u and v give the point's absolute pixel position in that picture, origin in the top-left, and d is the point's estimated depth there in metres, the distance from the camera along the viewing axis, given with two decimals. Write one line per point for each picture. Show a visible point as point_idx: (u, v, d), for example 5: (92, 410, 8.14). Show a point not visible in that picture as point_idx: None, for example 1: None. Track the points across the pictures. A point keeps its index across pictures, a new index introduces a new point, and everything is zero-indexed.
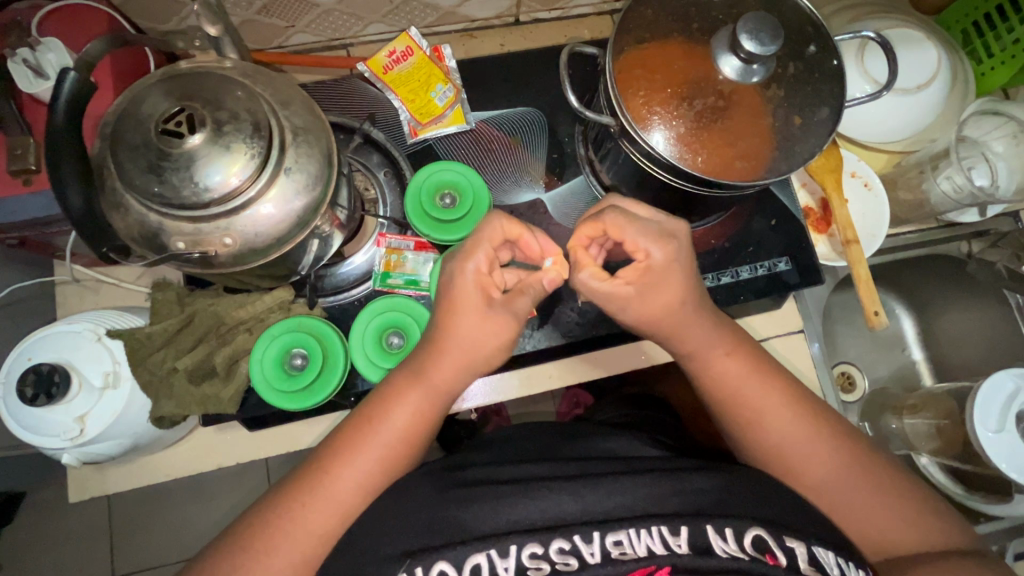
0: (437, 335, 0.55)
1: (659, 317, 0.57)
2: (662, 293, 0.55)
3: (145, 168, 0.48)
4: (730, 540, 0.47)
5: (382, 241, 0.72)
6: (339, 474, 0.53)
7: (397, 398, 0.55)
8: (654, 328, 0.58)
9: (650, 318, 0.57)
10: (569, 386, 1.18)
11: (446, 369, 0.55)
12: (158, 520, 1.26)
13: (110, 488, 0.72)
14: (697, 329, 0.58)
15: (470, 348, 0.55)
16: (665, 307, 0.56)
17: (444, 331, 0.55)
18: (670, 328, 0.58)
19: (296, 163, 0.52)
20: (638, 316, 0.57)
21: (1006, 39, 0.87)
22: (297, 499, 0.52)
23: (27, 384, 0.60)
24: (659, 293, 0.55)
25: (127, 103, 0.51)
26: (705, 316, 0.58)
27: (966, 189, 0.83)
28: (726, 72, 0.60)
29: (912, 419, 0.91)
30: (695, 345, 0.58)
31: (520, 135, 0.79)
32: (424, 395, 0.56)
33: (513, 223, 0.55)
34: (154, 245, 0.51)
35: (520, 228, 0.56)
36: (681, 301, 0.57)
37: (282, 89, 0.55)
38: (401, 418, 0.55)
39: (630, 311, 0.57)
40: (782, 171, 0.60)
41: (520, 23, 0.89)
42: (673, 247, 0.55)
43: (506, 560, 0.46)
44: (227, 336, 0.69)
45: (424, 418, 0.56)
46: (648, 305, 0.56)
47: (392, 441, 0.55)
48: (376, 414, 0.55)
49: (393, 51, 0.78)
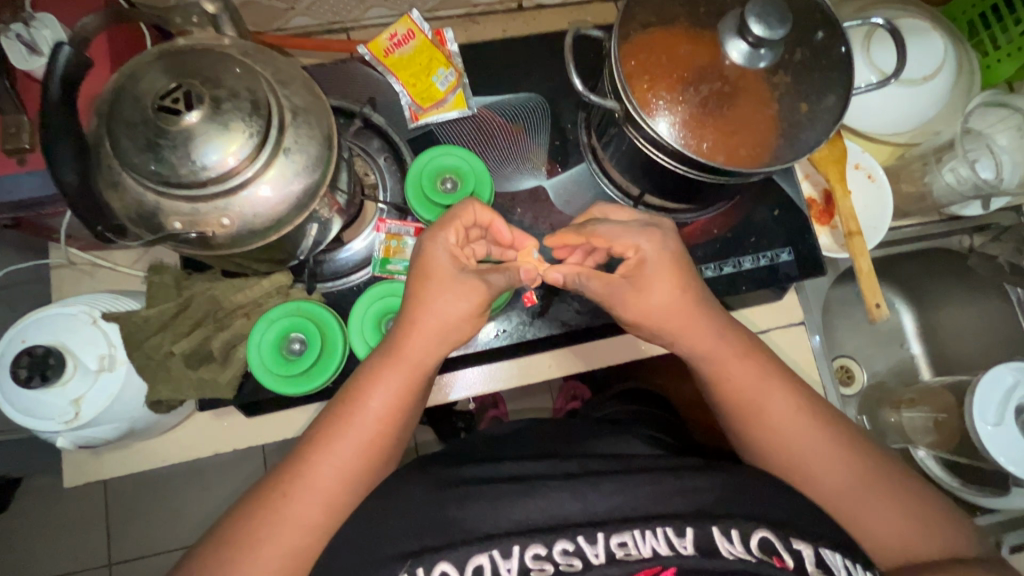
0: (422, 314, 0.56)
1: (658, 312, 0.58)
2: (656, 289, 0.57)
3: (142, 146, 0.47)
4: (737, 543, 0.46)
5: (382, 227, 0.72)
6: (319, 462, 0.52)
7: (373, 381, 0.55)
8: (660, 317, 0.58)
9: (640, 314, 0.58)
10: (567, 378, 1.18)
11: (428, 350, 0.56)
12: (159, 507, 1.26)
13: (106, 473, 0.71)
14: (694, 324, 0.58)
15: (447, 324, 0.56)
16: (674, 293, 0.57)
17: (429, 310, 0.56)
18: (671, 318, 0.58)
19: (296, 144, 0.51)
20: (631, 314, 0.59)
21: (1012, 31, 0.86)
22: (285, 491, 0.51)
23: (21, 366, 0.59)
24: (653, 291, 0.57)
25: (123, 79, 0.50)
26: (703, 320, 0.58)
27: (970, 180, 0.84)
28: (733, 56, 0.59)
29: (910, 413, 0.92)
30: (702, 344, 0.59)
31: (522, 121, 0.78)
32: (401, 376, 0.55)
33: (486, 208, 0.58)
34: (150, 225, 0.50)
35: (491, 214, 0.59)
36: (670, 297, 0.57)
37: (283, 69, 0.54)
38: (380, 401, 0.54)
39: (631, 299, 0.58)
40: (788, 157, 0.59)
41: (523, 10, 0.88)
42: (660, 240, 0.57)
43: (509, 561, 0.46)
44: (224, 320, 0.68)
45: (409, 402, 0.55)
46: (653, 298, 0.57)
47: (378, 426, 0.54)
48: (355, 399, 0.54)
49: (394, 34, 0.77)
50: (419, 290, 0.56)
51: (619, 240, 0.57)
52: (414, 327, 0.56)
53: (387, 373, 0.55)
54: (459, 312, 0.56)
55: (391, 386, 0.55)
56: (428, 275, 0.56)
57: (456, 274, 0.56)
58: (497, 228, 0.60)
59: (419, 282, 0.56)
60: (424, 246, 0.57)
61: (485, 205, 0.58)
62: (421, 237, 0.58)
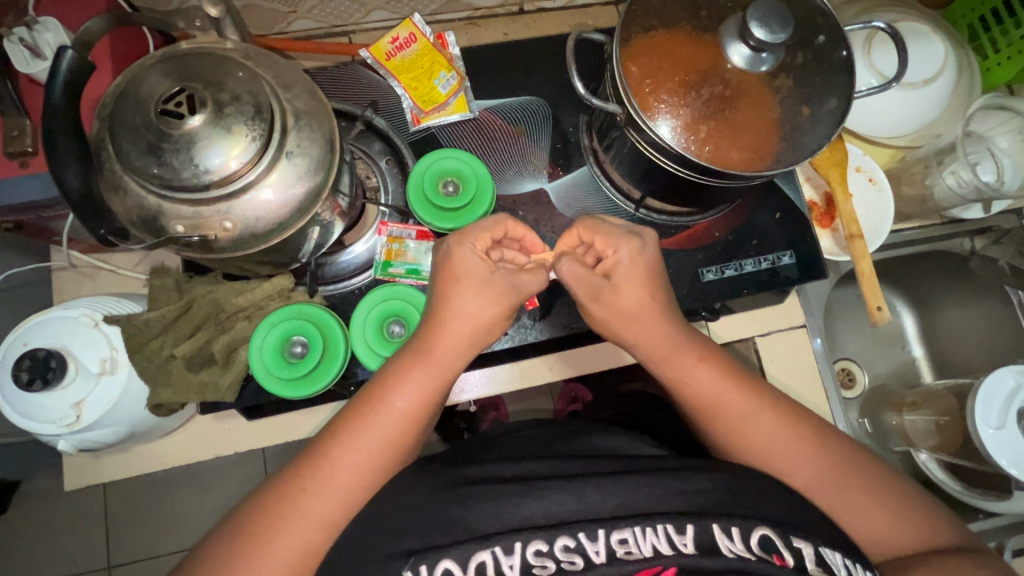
0: (449, 315, 0.56)
1: (636, 309, 0.58)
2: (631, 287, 0.58)
3: (144, 150, 0.47)
4: (737, 540, 0.47)
5: (383, 230, 0.72)
6: (338, 459, 0.52)
7: (400, 382, 0.55)
8: (635, 323, 0.59)
9: (614, 313, 0.59)
10: (568, 380, 1.18)
11: (455, 348, 0.57)
12: (158, 510, 1.26)
13: (106, 476, 0.71)
14: (655, 327, 0.59)
15: (474, 326, 0.57)
16: (641, 298, 0.58)
17: (458, 312, 0.56)
18: (641, 332, 0.59)
19: (298, 147, 0.51)
20: (606, 313, 0.59)
21: (1012, 34, 0.86)
22: (305, 486, 0.51)
23: (22, 369, 0.60)
24: (628, 290, 0.58)
25: (126, 82, 0.50)
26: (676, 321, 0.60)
27: (971, 184, 0.83)
28: (735, 60, 0.59)
29: (912, 416, 0.91)
30: (677, 343, 0.59)
31: (524, 124, 0.78)
32: (427, 378, 0.56)
33: (516, 222, 0.62)
34: (153, 228, 0.51)
35: (523, 228, 0.63)
36: (643, 299, 0.58)
37: (285, 73, 0.54)
38: (406, 401, 0.55)
39: (605, 306, 0.59)
40: (789, 161, 0.60)
41: (524, 13, 0.88)
42: (638, 244, 0.59)
43: (511, 557, 0.46)
44: (225, 323, 0.68)
45: (433, 402, 0.56)
46: (624, 299, 0.58)
47: (403, 426, 0.54)
48: (379, 399, 0.54)
49: (396, 37, 0.77)
50: (446, 291, 0.57)
51: (602, 235, 0.60)
52: (444, 328, 0.56)
53: (413, 373, 0.55)
54: (488, 315, 0.57)
55: (418, 387, 0.55)
56: (456, 277, 0.57)
57: (484, 276, 0.57)
58: (532, 242, 0.65)
59: (447, 284, 0.57)
60: (451, 248, 0.58)
61: (518, 221, 0.62)
62: (447, 239, 0.59)
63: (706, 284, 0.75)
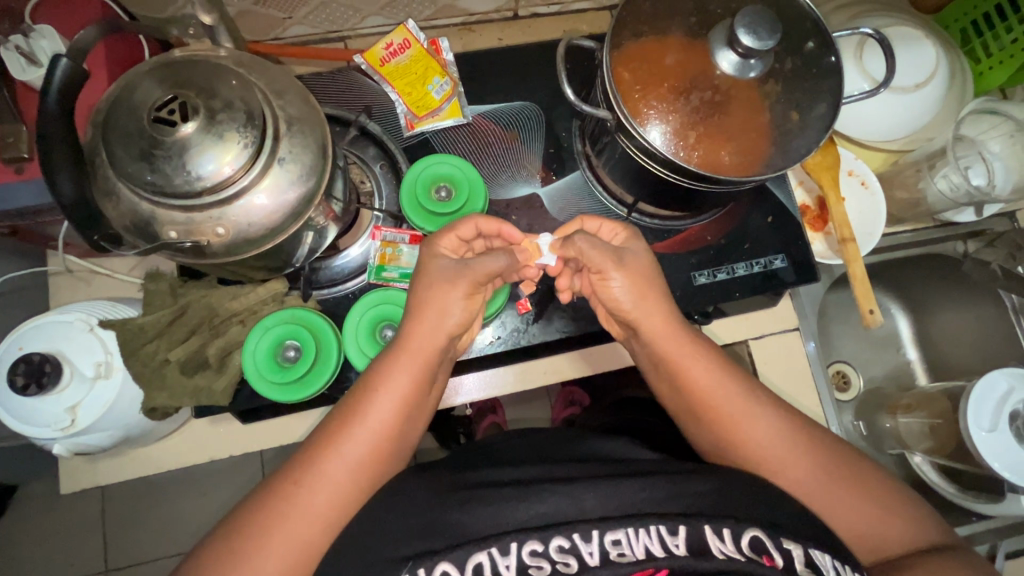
0: (421, 312, 0.57)
1: (642, 287, 0.59)
2: (637, 262, 0.60)
3: (137, 156, 0.48)
4: (728, 541, 0.47)
5: (377, 234, 0.72)
6: (324, 460, 0.52)
7: (383, 382, 0.55)
8: (638, 318, 0.60)
9: (630, 293, 0.59)
10: (566, 383, 1.19)
11: (430, 345, 0.57)
12: (156, 513, 1.26)
13: (101, 480, 0.72)
14: (661, 323, 0.59)
15: (448, 321, 0.58)
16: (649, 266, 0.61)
17: (431, 309, 0.57)
18: (645, 320, 0.60)
19: (290, 154, 0.52)
20: (625, 292, 0.59)
21: (1004, 38, 0.87)
22: (295, 485, 0.51)
23: (17, 373, 0.60)
24: (633, 261, 0.60)
25: (120, 90, 0.50)
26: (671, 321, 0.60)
27: (963, 188, 0.84)
28: (723, 66, 0.60)
29: (906, 419, 0.91)
30: (674, 347, 0.59)
31: (518, 129, 0.78)
32: (409, 376, 0.55)
33: (491, 220, 0.62)
34: (146, 234, 0.51)
35: (498, 223, 0.63)
36: (648, 288, 0.60)
37: (277, 79, 0.54)
38: (388, 402, 0.54)
39: (627, 275, 0.59)
40: (779, 166, 0.60)
41: (519, 18, 0.89)
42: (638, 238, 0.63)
43: (507, 558, 0.46)
44: (220, 327, 0.68)
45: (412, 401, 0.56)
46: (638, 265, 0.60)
47: (387, 426, 0.54)
48: (362, 399, 0.55)
49: (390, 43, 0.78)
50: (420, 290, 0.58)
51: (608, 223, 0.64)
52: (418, 324, 0.57)
53: (393, 372, 0.55)
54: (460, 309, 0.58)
55: (397, 386, 0.55)
56: (427, 276, 0.58)
57: (454, 271, 0.58)
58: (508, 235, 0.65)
59: (420, 284, 0.59)
60: (423, 256, 0.60)
61: (490, 217, 0.62)
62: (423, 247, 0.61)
63: (699, 288, 0.75)
